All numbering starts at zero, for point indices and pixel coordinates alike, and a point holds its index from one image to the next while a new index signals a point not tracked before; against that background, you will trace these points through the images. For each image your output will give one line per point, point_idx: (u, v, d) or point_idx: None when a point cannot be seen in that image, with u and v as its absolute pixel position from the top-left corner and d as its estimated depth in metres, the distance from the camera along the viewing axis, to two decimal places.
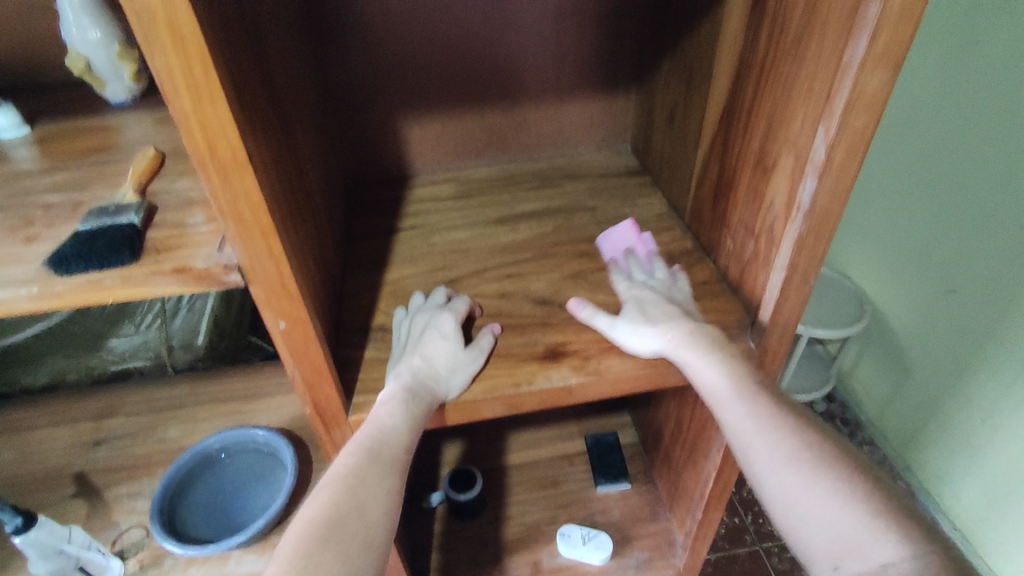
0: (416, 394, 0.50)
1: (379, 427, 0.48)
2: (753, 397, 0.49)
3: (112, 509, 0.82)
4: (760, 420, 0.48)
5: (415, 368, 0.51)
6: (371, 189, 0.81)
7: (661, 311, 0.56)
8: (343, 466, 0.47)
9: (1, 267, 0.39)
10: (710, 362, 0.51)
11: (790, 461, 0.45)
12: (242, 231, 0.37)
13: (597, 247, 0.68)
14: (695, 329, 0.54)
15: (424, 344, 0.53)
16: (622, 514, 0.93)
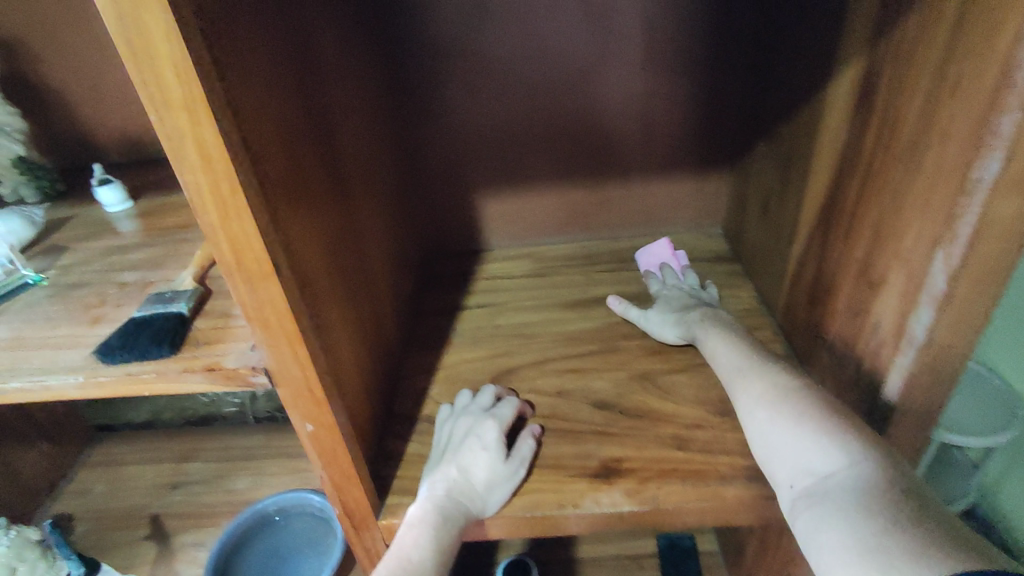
0: (447, 516, 0.46)
1: (401, 563, 0.43)
2: (751, 357, 0.50)
3: (176, 557, 0.85)
4: (750, 372, 0.48)
5: (449, 483, 0.48)
6: (445, 262, 0.80)
7: (682, 302, 0.63)
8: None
9: (61, 349, 0.42)
10: (717, 340, 0.54)
11: (768, 397, 0.45)
12: (269, 336, 0.36)
13: (635, 260, 0.75)
14: (710, 314, 0.58)
15: (461, 455, 0.49)
16: None
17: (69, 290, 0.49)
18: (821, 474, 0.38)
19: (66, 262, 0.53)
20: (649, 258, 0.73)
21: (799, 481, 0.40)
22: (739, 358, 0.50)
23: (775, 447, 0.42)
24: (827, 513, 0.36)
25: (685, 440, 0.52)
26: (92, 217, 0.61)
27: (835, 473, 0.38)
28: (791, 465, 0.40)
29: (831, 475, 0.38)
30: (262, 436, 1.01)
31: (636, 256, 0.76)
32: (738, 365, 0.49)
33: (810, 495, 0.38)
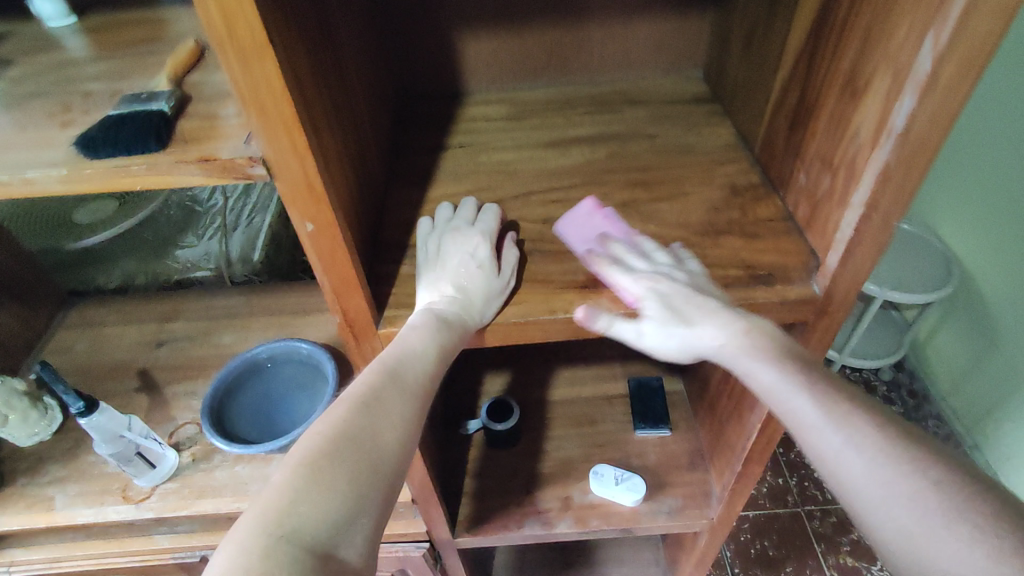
0: (446, 322, 0.49)
1: (404, 348, 0.48)
2: (815, 389, 0.44)
3: (171, 404, 0.87)
4: (854, 437, 0.42)
5: (448, 298, 0.50)
6: (421, 106, 0.78)
7: (700, 305, 0.48)
8: (364, 382, 0.46)
9: (37, 149, 0.40)
10: (768, 364, 0.46)
11: (897, 492, 0.39)
12: (264, 122, 0.35)
13: (560, 235, 0.57)
14: (749, 329, 0.48)
15: (457, 272, 0.51)
16: (657, 460, 0.91)
17: (29, 99, 0.46)
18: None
19: (17, 74, 0.50)
20: (581, 229, 0.57)
21: None
22: (776, 375, 0.46)
23: (926, 568, 0.37)
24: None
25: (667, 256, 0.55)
26: (35, 34, 0.56)
27: None
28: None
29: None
30: (242, 296, 1.02)
31: (555, 227, 0.58)
32: (799, 394, 0.45)
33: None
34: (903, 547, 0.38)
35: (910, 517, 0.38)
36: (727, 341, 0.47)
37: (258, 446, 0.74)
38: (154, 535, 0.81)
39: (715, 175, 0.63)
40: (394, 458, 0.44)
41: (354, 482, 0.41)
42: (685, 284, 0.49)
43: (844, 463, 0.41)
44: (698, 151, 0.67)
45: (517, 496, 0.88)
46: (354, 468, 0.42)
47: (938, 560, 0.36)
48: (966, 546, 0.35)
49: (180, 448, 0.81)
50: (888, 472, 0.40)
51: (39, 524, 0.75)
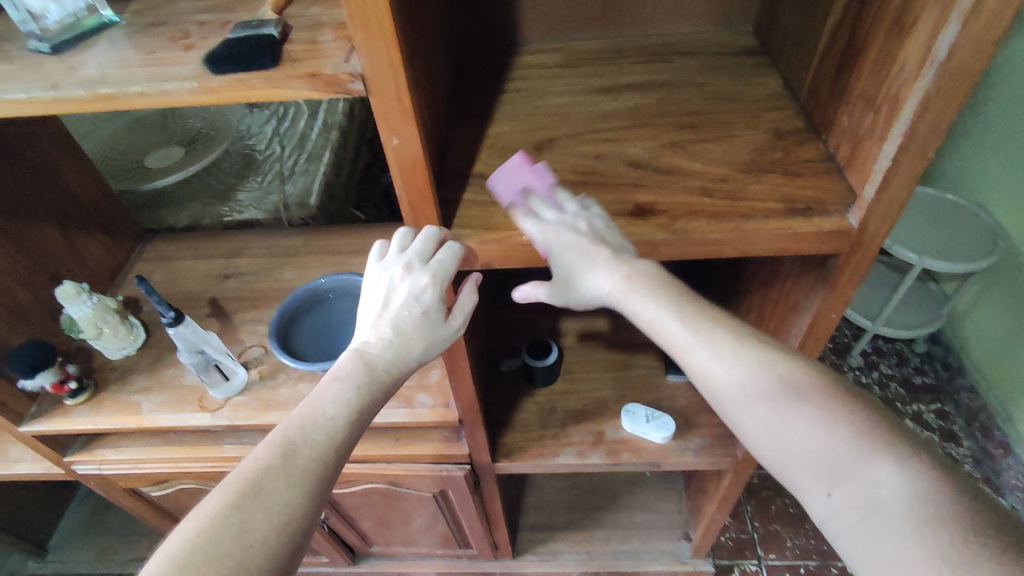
0: (373, 374, 0.56)
1: (316, 415, 0.53)
2: (708, 333, 0.52)
3: (239, 329, 0.95)
4: (722, 358, 0.51)
5: (387, 344, 0.58)
6: (481, 54, 0.82)
7: (591, 256, 0.54)
8: (253, 464, 0.50)
9: (167, 66, 0.46)
10: (652, 303, 0.53)
11: (772, 399, 0.50)
12: (367, 39, 0.41)
13: (490, 189, 0.60)
14: (632, 274, 0.54)
15: (397, 316, 0.58)
16: (687, 403, 0.96)
17: (151, 29, 0.52)
18: (866, 485, 0.45)
19: (137, 8, 0.56)
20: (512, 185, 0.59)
21: (833, 491, 0.46)
22: (654, 305, 0.53)
23: (796, 453, 0.49)
24: (884, 524, 0.44)
25: (710, 190, 0.59)
26: None
27: (887, 484, 0.44)
28: (824, 479, 0.47)
29: (885, 489, 0.44)
30: (301, 237, 1.09)
31: (488, 182, 0.60)
32: (684, 335, 0.53)
33: (853, 507, 0.45)
34: (776, 442, 0.50)
35: (781, 422, 0.49)
36: (614, 288, 0.54)
37: (319, 367, 0.82)
38: (223, 444, 0.90)
39: (760, 120, 0.67)
40: (262, 553, 0.46)
41: (234, 566, 0.45)
42: (585, 235, 0.55)
43: (734, 400, 0.51)
44: (745, 98, 0.70)
45: (552, 429, 0.95)
46: (214, 561, 0.44)
47: (808, 449, 0.48)
48: (856, 456, 0.46)
49: (248, 367, 0.89)
50: (762, 390, 0.50)
51: (130, 425, 0.84)
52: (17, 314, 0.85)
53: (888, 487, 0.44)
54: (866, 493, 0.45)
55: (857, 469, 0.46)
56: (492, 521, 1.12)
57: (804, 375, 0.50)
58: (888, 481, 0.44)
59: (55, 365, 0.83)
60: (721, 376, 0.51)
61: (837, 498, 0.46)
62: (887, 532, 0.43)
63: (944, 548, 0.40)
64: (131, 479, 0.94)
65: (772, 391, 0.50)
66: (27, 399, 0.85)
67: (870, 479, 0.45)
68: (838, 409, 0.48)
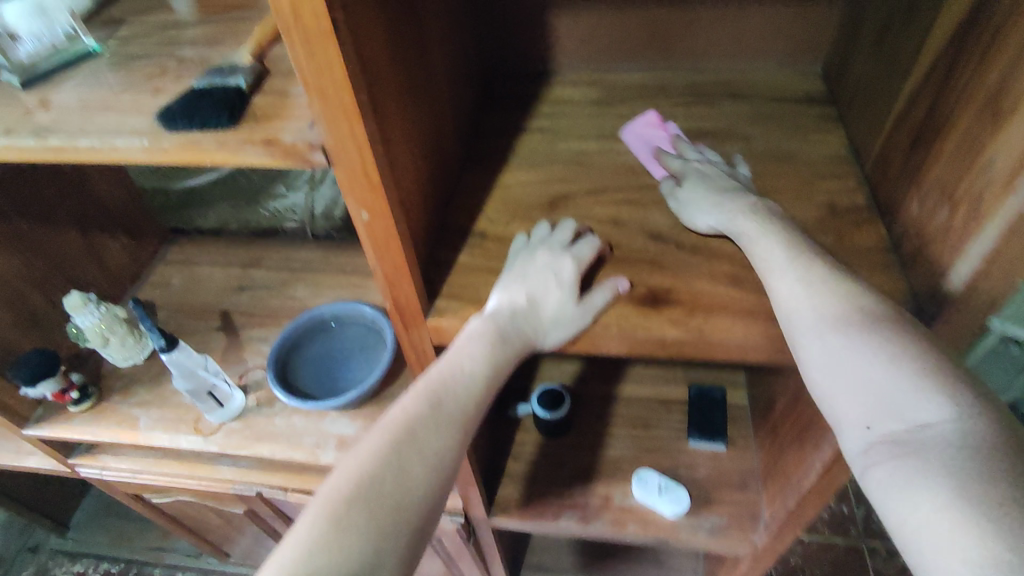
0: (504, 343, 0.48)
1: (456, 371, 0.48)
2: (806, 264, 0.45)
3: (244, 347, 0.92)
4: (809, 284, 0.44)
5: (516, 307, 0.49)
6: (509, 83, 0.75)
7: (725, 185, 0.53)
8: (405, 414, 0.46)
9: (125, 114, 0.42)
10: (785, 250, 0.46)
11: (834, 321, 0.42)
12: (326, 109, 0.35)
13: (624, 142, 0.65)
14: (761, 207, 0.50)
15: (531, 282, 0.49)
16: (708, 475, 0.87)
17: (131, 61, 0.48)
18: (915, 424, 0.37)
19: (126, 35, 0.52)
20: (639, 139, 0.64)
21: (879, 424, 0.39)
22: (794, 266, 0.45)
23: (847, 386, 0.40)
24: (925, 471, 0.36)
25: (740, 278, 0.50)
26: None
27: (937, 425, 0.37)
28: (870, 410, 0.39)
29: (927, 427, 0.37)
30: (320, 252, 1.05)
31: (626, 136, 0.65)
32: (777, 257, 0.46)
33: (897, 445, 0.38)
34: (826, 368, 0.41)
35: (841, 350, 0.41)
36: (735, 213, 0.50)
37: (312, 404, 0.77)
38: (218, 465, 0.89)
39: (813, 191, 0.57)
40: None
41: None
42: (726, 173, 0.56)
43: (799, 320, 0.43)
44: (798, 160, 0.60)
45: (555, 486, 0.88)
46: None
47: (862, 380, 0.40)
48: (915, 393, 0.38)
49: (247, 391, 0.86)
50: (831, 309, 0.43)
51: (124, 440, 0.84)
52: (30, 318, 0.86)
53: (938, 426, 0.37)
54: (908, 435, 0.37)
55: (912, 406, 0.38)
56: (491, 565, 1.06)
57: (860, 296, 0.43)
58: (938, 423, 0.37)
59: (58, 375, 0.83)
60: (803, 300, 0.44)
61: (875, 433, 0.39)
62: (924, 472, 0.36)
63: (972, 499, 0.33)
64: (130, 485, 0.94)
65: (846, 322, 0.42)
66: (34, 402, 0.87)
67: (922, 420, 0.37)
68: (907, 341, 0.40)
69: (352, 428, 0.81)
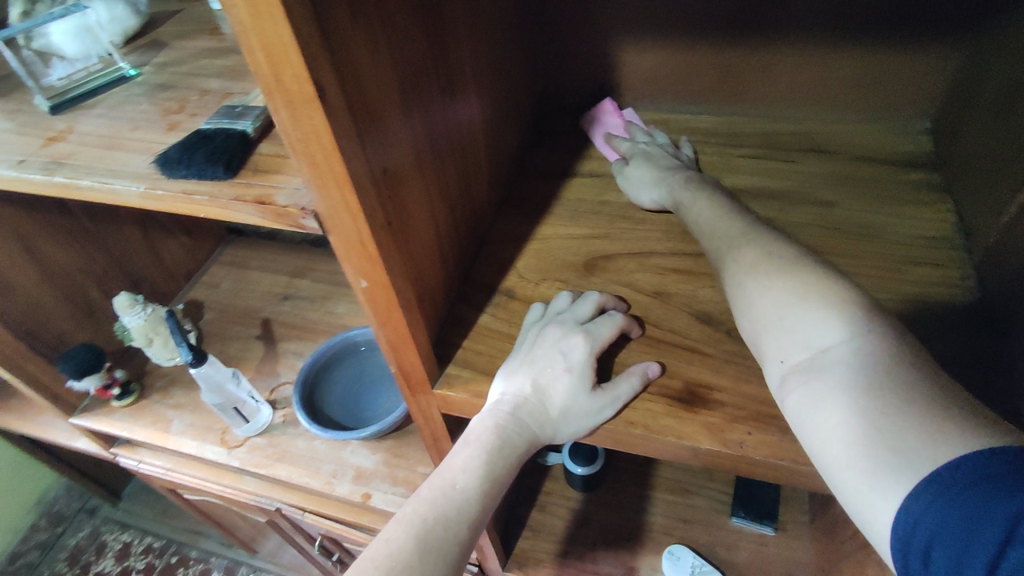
0: (508, 441, 0.43)
1: (445, 489, 0.42)
2: (736, 224, 0.46)
3: (279, 360, 0.92)
4: (738, 241, 0.45)
5: (521, 400, 0.43)
6: (565, 118, 0.70)
7: (666, 163, 0.56)
8: (387, 548, 0.39)
9: (133, 154, 0.40)
10: (779, 297, 0.39)
11: (751, 269, 0.42)
12: (316, 176, 0.31)
13: (583, 127, 0.66)
14: (693, 179, 0.54)
15: (537, 373, 0.44)
16: (750, 561, 0.78)
17: (158, 91, 0.47)
18: (817, 348, 0.36)
19: (162, 60, 0.51)
20: (596, 122, 0.65)
21: (790, 356, 0.37)
22: (757, 286, 0.41)
23: (764, 325, 0.39)
24: (826, 389, 0.34)
25: None
26: (199, 13, 0.57)
27: (834, 346, 0.35)
28: (781, 342, 0.38)
29: (827, 350, 0.35)
30: None
31: (584, 121, 0.67)
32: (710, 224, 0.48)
33: (805, 371, 0.36)
34: (747, 312, 0.41)
35: (757, 289, 0.40)
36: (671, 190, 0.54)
37: (331, 435, 0.75)
38: (242, 476, 0.89)
39: (902, 279, 0.48)
40: None
41: None
42: (670, 153, 0.58)
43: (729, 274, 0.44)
44: (889, 239, 0.51)
45: (578, 547, 0.82)
46: None
47: (773, 315, 0.39)
48: (816, 317, 0.37)
49: (275, 407, 0.85)
50: (750, 258, 0.42)
51: (155, 442, 0.85)
52: (86, 310, 0.89)
53: (836, 347, 0.35)
54: (812, 358, 0.36)
55: (813, 329, 0.37)
56: None
57: (781, 251, 0.41)
58: (838, 344, 0.35)
59: (101, 371, 0.86)
60: (731, 253, 0.44)
61: (787, 365, 0.37)
62: (825, 391, 0.34)
63: (877, 417, 0.32)
64: (163, 481, 0.96)
65: (761, 265, 0.41)
66: (82, 393, 0.91)
67: (820, 343, 0.36)
68: (819, 277, 0.38)
69: (371, 460, 0.78)
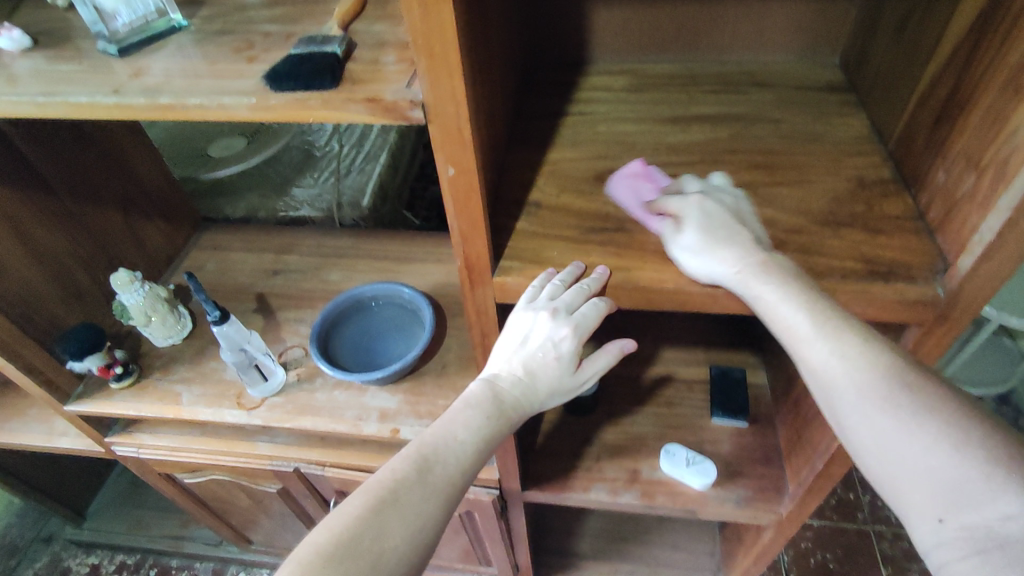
0: (505, 409, 0.58)
1: (447, 440, 0.55)
2: (842, 342, 0.48)
3: (281, 327, 0.95)
4: (846, 359, 0.48)
5: (518, 379, 0.59)
6: (549, 72, 0.79)
7: (726, 235, 0.52)
8: (393, 474, 0.52)
9: (227, 80, 0.45)
10: (926, 442, 0.44)
11: (882, 401, 0.46)
12: (431, 67, 0.39)
13: (615, 196, 0.60)
14: (767, 260, 0.50)
15: (532, 357, 0.58)
16: (732, 450, 0.90)
17: (218, 36, 0.52)
18: (990, 518, 0.41)
19: (207, 14, 0.55)
20: (629, 193, 0.59)
21: (950, 517, 0.42)
22: (891, 426, 0.46)
23: (913, 473, 0.44)
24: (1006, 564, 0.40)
25: (782, 241, 0.55)
26: None
27: (1012, 517, 0.40)
28: (938, 501, 0.43)
29: (1007, 521, 0.40)
30: (350, 239, 1.08)
31: (611, 190, 0.61)
32: (805, 328, 0.49)
33: (969, 537, 0.41)
34: (888, 455, 0.46)
35: (898, 432, 0.45)
36: (748, 276, 0.50)
37: (355, 377, 0.80)
38: (256, 442, 0.91)
39: (843, 168, 0.62)
40: None
41: None
42: (726, 208, 0.54)
43: (852, 403, 0.47)
44: (827, 140, 0.65)
45: (585, 461, 0.91)
46: None
47: (924, 465, 0.44)
48: (980, 482, 0.42)
49: (287, 368, 0.89)
50: (877, 392, 0.46)
51: (168, 415, 0.86)
52: (74, 295, 0.89)
53: (1014, 520, 0.40)
54: (988, 527, 0.41)
55: (981, 495, 0.41)
56: (516, 546, 1.09)
57: (914, 397, 0.46)
58: (1019, 516, 0.40)
59: (103, 350, 0.86)
60: (846, 382, 0.48)
61: (950, 526, 0.42)
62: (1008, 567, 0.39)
63: None
64: (166, 464, 0.96)
65: (899, 405, 0.46)
66: (76, 379, 0.89)
67: (996, 512, 0.41)
68: (953, 421, 0.44)
69: (393, 401, 0.84)
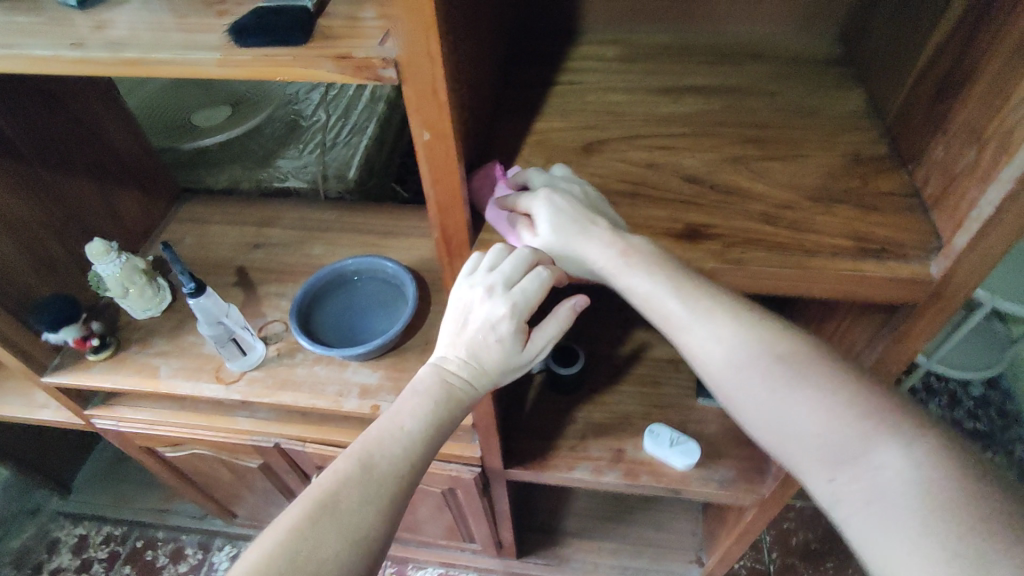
0: (451, 394, 0.55)
1: (394, 433, 0.53)
2: (723, 320, 0.50)
3: (262, 301, 0.93)
4: (719, 337, 0.50)
5: (462, 363, 0.56)
6: (539, 40, 0.76)
7: (581, 230, 0.52)
8: (336, 476, 0.50)
9: (193, 33, 0.43)
10: (800, 405, 0.47)
11: (761, 374, 0.48)
12: (404, 21, 0.36)
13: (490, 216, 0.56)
14: (629, 247, 0.50)
15: (474, 337, 0.55)
16: (718, 431, 0.90)
17: None
18: (870, 472, 0.43)
19: None
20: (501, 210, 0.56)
21: (838, 475, 0.45)
22: (769, 398, 0.48)
23: (795, 437, 0.47)
24: (888, 514, 0.42)
25: (773, 216, 0.53)
26: None
27: (885, 467, 0.43)
28: (824, 464, 0.46)
29: (884, 470, 0.43)
30: (334, 212, 1.05)
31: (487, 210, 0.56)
32: (679, 310, 0.50)
33: (854, 491, 0.44)
34: (774, 425, 0.48)
35: (776, 402, 0.48)
36: (612, 265, 0.51)
37: (335, 353, 0.78)
38: (236, 417, 0.90)
39: (838, 142, 0.60)
40: None
41: None
42: (579, 202, 0.53)
43: (731, 381, 0.50)
44: (823, 114, 0.63)
45: (570, 440, 0.90)
46: None
47: (800, 428, 0.47)
48: (860, 438, 0.44)
49: (267, 343, 0.87)
50: (753, 362, 0.49)
51: (146, 389, 0.84)
52: (47, 266, 0.86)
53: (890, 468, 0.42)
54: (865, 475, 0.43)
55: (858, 449, 0.44)
56: (500, 523, 1.09)
57: (784, 366, 0.48)
58: (892, 464, 0.42)
59: (79, 322, 0.84)
60: (722, 358, 0.50)
61: (836, 483, 0.45)
62: (893, 516, 0.41)
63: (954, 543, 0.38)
64: (146, 438, 0.95)
65: (773, 372, 0.48)
66: (52, 351, 0.87)
67: (872, 462, 0.43)
68: (823, 380, 0.47)
69: (374, 377, 0.82)
